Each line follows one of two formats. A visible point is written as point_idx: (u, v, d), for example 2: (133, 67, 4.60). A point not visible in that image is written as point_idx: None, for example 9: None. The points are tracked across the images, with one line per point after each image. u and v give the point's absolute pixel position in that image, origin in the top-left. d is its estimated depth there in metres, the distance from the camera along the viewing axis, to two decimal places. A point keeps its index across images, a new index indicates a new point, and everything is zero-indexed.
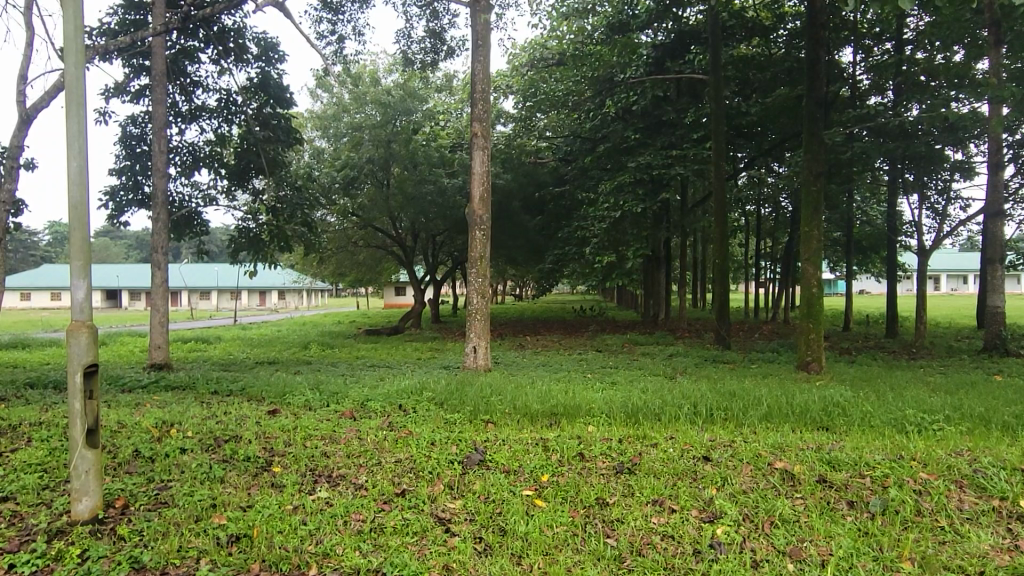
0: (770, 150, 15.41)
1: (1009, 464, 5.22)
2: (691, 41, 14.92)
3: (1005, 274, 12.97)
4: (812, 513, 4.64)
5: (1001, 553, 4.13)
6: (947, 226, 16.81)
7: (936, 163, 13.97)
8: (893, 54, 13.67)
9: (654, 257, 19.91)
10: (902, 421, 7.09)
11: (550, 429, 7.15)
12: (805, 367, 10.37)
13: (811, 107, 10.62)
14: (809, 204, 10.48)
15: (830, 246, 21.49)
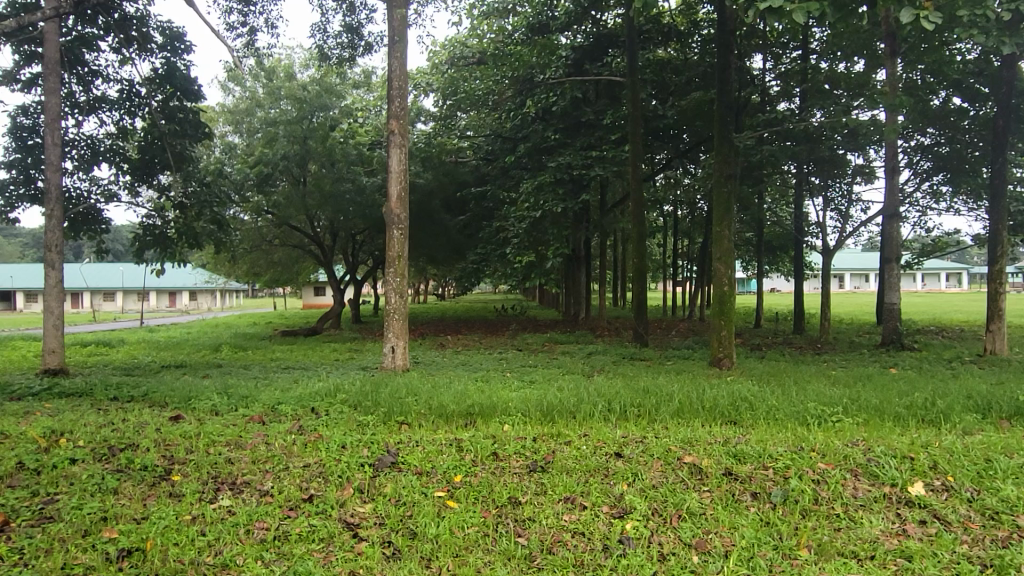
0: (686, 152, 15.80)
1: (899, 453, 5.49)
2: (609, 44, 15.21)
3: (901, 272, 13.69)
4: (717, 506, 4.76)
5: (890, 538, 4.36)
6: (850, 227, 17.69)
7: (838, 167, 14.68)
8: (800, 62, 14.22)
9: (575, 257, 20.10)
10: (805, 413, 7.38)
11: (465, 429, 7.11)
12: (717, 364, 10.69)
13: (722, 110, 10.94)
14: (721, 205, 10.81)
15: (742, 246, 22.23)
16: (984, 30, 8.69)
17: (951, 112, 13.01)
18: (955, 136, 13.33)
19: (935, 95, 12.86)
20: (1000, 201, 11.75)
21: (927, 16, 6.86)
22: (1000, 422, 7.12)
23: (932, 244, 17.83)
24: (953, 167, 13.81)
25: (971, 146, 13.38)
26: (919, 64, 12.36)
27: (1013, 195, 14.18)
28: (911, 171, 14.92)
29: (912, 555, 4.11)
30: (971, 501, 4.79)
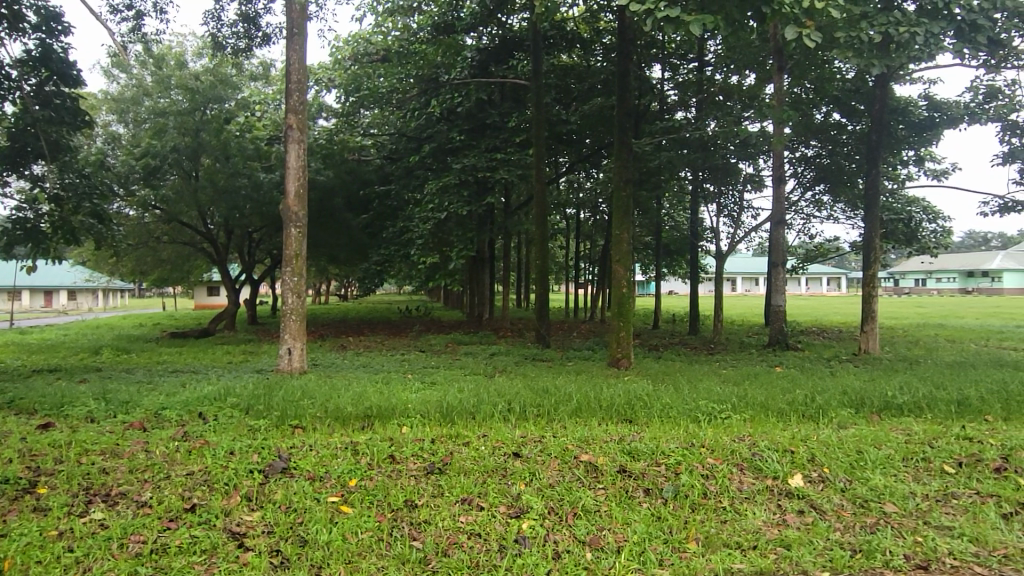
0: (588, 157, 16.13)
1: (781, 447, 5.77)
2: (514, 47, 15.32)
3: (786, 276, 14.47)
4: (611, 503, 4.84)
5: (772, 528, 4.57)
6: (741, 232, 18.58)
7: (730, 175, 15.37)
8: (696, 73, 14.77)
9: (479, 258, 20.13)
10: (696, 411, 7.66)
11: (362, 432, 6.95)
12: (616, 364, 10.94)
13: (622, 117, 11.22)
14: (620, 209, 11.09)
15: (641, 250, 22.93)
16: (859, 52, 9.30)
17: (832, 127, 13.86)
18: (835, 149, 14.21)
19: (819, 110, 13.67)
20: (874, 211, 12.62)
21: (810, 33, 7.23)
22: (871, 416, 7.63)
23: (814, 250, 18.96)
24: (833, 178, 14.72)
25: (849, 159, 14.31)
26: (804, 80, 13.09)
27: (885, 205, 15.27)
28: (796, 180, 15.80)
29: (791, 544, 4.32)
30: (845, 491, 5.09)
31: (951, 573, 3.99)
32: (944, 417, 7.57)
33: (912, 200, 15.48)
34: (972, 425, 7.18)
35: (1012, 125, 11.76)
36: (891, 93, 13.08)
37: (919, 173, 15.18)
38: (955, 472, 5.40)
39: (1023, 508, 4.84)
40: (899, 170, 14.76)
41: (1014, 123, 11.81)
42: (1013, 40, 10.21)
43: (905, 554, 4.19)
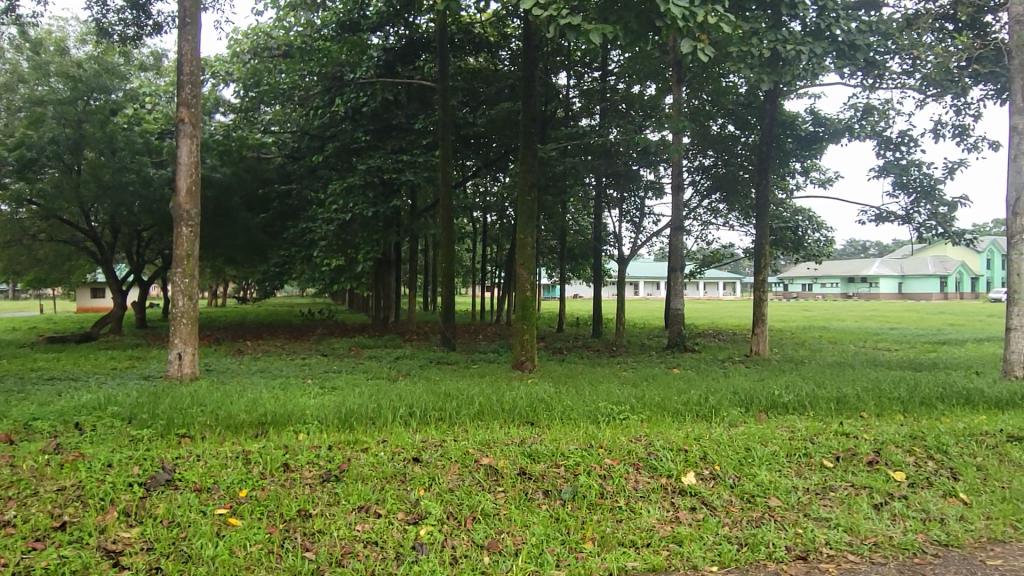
0: (494, 161, 16.19)
1: (675, 446, 5.95)
2: (421, 49, 15.22)
3: (684, 280, 15.00)
4: (510, 506, 4.84)
5: (665, 525, 4.69)
6: (642, 237, 19.13)
7: (632, 181, 15.79)
8: (600, 82, 15.10)
9: (385, 260, 19.82)
10: (595, 412, 7.79)
11: (256, 440, 6.67)
12: (519, 366, 11.01)
13: (527, 121, 11.33)
14: (524, 213, 11.19)
15: (547, 253, 23.23)
16: (750, 67, 9.76)
17: (727, 138, 14.47)
18: (730, 160, 14.86)
19: (715, 121, 14.25)
20: (764, 219, 13.27)
21: (703, 48, 7.45)
22: (759, 415, 8.00)
23: (711, 256, 19.76)
24: (727, 187, 15.37)
25: (742, 169, 14.98)
26: (701, 92, 13.62)
27: (775, 214, 16.09)
28: (694, 188, 16.41)
29: (682, 540, 4.46)
30: (733, 487, 5.30)
31: (827, 562, 4.22)
32: (824, 414, 8.03)
33: (799, 209, 16.37)
34: (849, 421, 7.65)
35: (887, 141, 12.64)
36: (781, 107, 13.80)
37: (806, 184, 16.08)
38: (832, 466, 5.72)
39: (891, 498, 5.19)
40: (788, 181, 15.57)
41: (888, 139, 12.70)
42: (886, 62, 11.00)
43: (786, 546, 4.40)
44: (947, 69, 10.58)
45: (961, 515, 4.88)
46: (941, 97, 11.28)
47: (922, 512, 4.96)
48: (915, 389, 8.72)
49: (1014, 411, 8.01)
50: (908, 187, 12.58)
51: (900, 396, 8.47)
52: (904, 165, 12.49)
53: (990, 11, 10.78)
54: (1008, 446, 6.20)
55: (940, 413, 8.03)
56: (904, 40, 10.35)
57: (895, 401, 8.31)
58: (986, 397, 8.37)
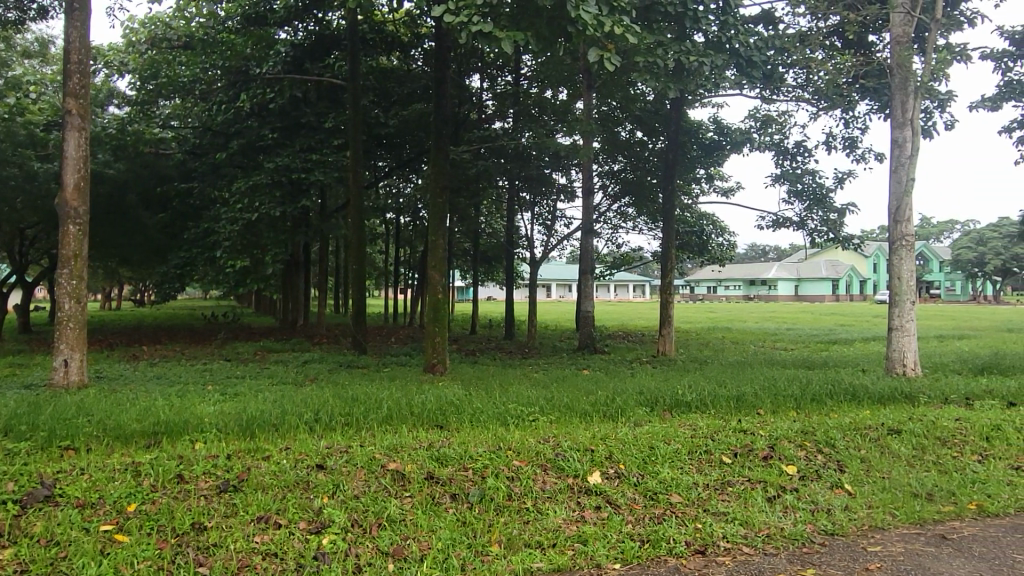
0: (407, 162, 16.01)
1: (582, 446, 6.04)
2: (331, 46, 14.89)
3: (594, 283, 15.28)
4: (417, 510, 4.78)
5: (570, 525, 4.75)
6: (553, 240, 19.36)
7: (544, 185, 15.96)
8: (513, 85, 15.19)
9: (293, 262, 19.25)
10: (505, 414, 7.82)
11: (148, 452, 6.32)
12: (431, 369, 10.92)
13: (438, 123, 11.24)
14: (435, 215, 11.10)
15: (460, 256, 23.18)
16: (657, 76, 10.04)
17: (636, 144, 14.85)
18: (638, 165, 15.25)
19: (624, 127, 14.59)
20: (670, 223, 13.68)
21: (612, 57, 7.58)
22: (664, 414, 8.23)
23: (620, 259, 20.22)
24: (636, 191, 15.76)
25: (650, 175, 15.40)
26: (611, 99, 13.92)
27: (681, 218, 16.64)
28: (604, 192, 16.74)
29: (587, 539, 4.52)
30: (638, 484, 5.42)
31: (724, 555, 4.37)
32: (724, 412, 8.35)
33: (704, 214, 16.96)
34: (746, 418, 7.98)
35: (783, 151, 13.27)
36: (686, 115, 14.28)
37: (709, 191, 16.69)
38: (730, 462, 5.95)
39: (784, 491, 5.44)
40: (693, 186, 16.12)
41: (784, 149, 13.35)
42: (782, 75, 11.56)
43: (686, 541, 4.53)
44: (837, 85, 11.22)
45: (846, 505, 5.17)
46: (832, 110, 11.95)
47: (811, 503, 5.21)
48: (806, 387, 9.19)
49: (894, 406, 8.56)
50: (802, 195, 13.27)
51: (794, 393, 8.90)
52: (799, 174, 13.15)
53: (875, 31, 11.51)
54: (889, 439, 6.61)
55: (830, 408, 8.48)
56: (798, 55, 10.93)
57: (790, 398, 8.73)
58: (870, 393, 8.91)
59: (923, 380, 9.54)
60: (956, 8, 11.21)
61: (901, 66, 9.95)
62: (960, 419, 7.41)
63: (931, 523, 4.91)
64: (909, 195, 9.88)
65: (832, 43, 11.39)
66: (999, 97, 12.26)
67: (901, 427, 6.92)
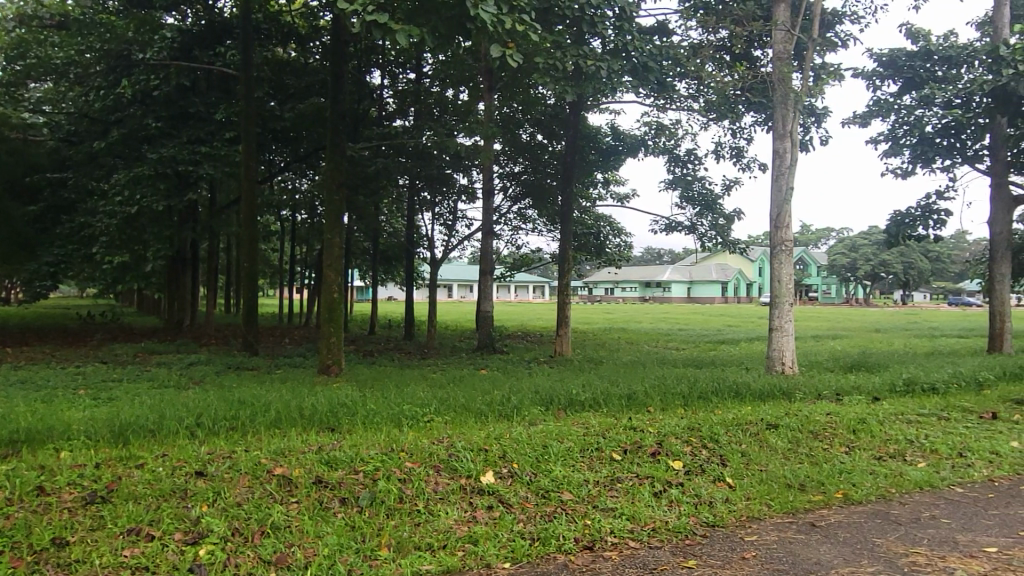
0: (303, 157, 15.50)
1: (475, 446, 6.03)
2: (223, 34, 14.22)
3: (494, 283, 15.33)
4: (302, 517, 4.61)
5: (461, 526, 4.72)
6: (454, 240, 19.29)
7: (445, 184, 15.87)
8: (415, 83, 15.01)
9: (179, 259, 18.26)
10: (399, 415, 7.70)
11: (5, 463, 5.80)
12: (325, 371, 10.63)
13: (335, 118, 10.91)
14: (332, 212, 10.77)
15: (359, 255, 22.70)
16: (556, 79, 10.15)
17: (536, 147, 15.01)
18: (538, 168, 15.43)
19: (525, 129, 14.72)
20: (568, 225, 13.91)
21: (512, 54, 7.53)
22: (558, 412, 8.34)
23: (520, 260, 20.38)
24: (536, 194, 15.93)
25: (549, 177, 15.62)
26: (512, 101, 14.00)
27: (579, 220, 16.95)
28: (504, 193, 16.83)
29: (477, 539, 4.51)
30: (529, 483, 5.46)
31: (611, 550, 4.46)
32: (616, 410, 8.55)
33: (601, 217, 17.33)
34: (637, 416, 8.20)
35: (675, 158, 13.77)
36: (585, 120, 14.58)
37: (606, 194, 17.09)
38: (621, 459, 6.09)
39: (670, 486, 5.61)
40: (591, 190, 16.46)
41: (677, 156, 13.84)
42: (675, 85, 11.98)
43: (575, 537, 4.60)
44: (726, 96, 11.74)
45: (726, 497, 5.39)
46: (721, 121, 12.51)
47: (695, 496, 5.41)
48: (694, 385, 9.55)
49: (773, 402, 9.03)
50: (693, 200, 13.81)
51: (682, 391, 9.23)
52: (690, 180, 13.67)
53: (760, 47, 12.16)
54: (767, 433, 6.96)
55: (715, 405, 8.86)
56: (689, 66, 11.38)
57: (678, 396, 9.05)
58: (752, 390, 9.36)
59: (799, 377, 10.12)
60: (831, 29, 11.97)
61: (782, 81, 10.53)
62: (831, 413, 7.91)
63: (801, 512, 5.20)
64: (788, 203, 10.46)
65: (721, 56, 11.91)
66: (869, 114, 13.17)
67: (778, 422, 7.31)
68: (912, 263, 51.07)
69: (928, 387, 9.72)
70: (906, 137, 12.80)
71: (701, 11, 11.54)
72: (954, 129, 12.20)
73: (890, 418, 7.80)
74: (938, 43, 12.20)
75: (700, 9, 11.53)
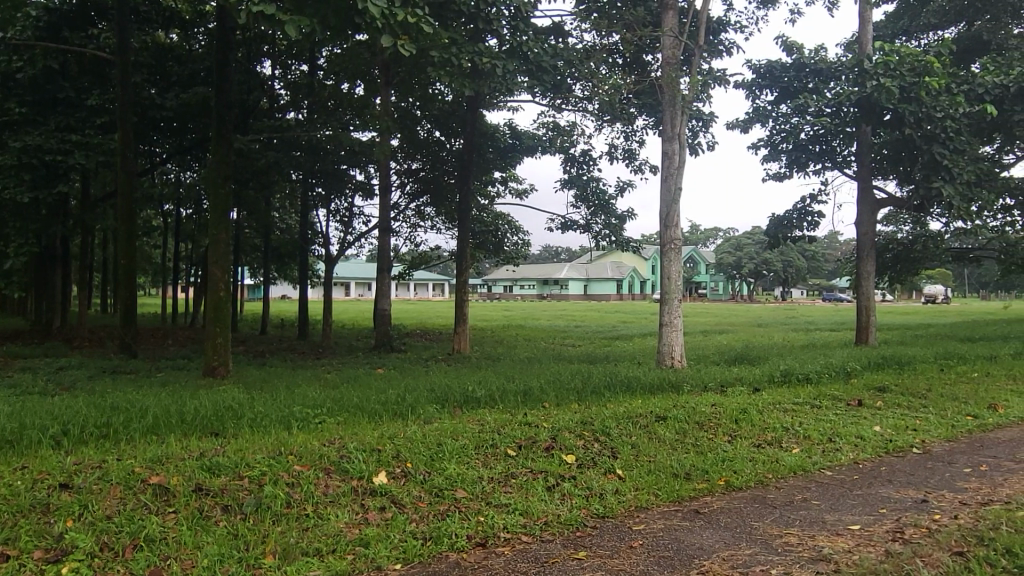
0: (188, 149, 14.70)
1: (368, 447, 5.90)
2: (96, 14, 13.26)
3: (391, 281, 15.08)
4: (180, 527, 4.35)
5: (352, 528, 4.59)
6: (350, 236, 18.84)
7: (340, 180, 15.47)
8: (308, 75, 14.57)
9: (48, 255, 16.90)
10: (289, 418, 7.43)
11: None
12: (211, 373, 10.10)
13: (221, 108, 10.40)
14: (218, 206, 10.26)
15: (248, 252, 21.79)
16: (452, 75, 10.08)
17: (433, 143, 14.90)
18: (436, 164, 15.32)
19: (422, 125, 14.57)
20: (466, 223, 13.88)
21: (405, 46, 7.41)
22: (454, 410, 8.29)
23: (418, 257, 20.17)
24: (433, 191, 15.82)
25: (447, 175, 15.53)
26: (409, 96, 13.82)
27: (477, 218, 16.95)
28: (401, 190, 16.59)
29: (368, 542, 4.39)
30: (423, 483, 5.39)
31: (502, 546, 4.46)
32: (511, 406, 8.59)
33: (499, 215, 17.40)
34: (531, 411, 8.27)
35: (571, 158, 14.02)
36: (482, 118, 14.59)
37: (504, 192, 17.18)
38: (515, 454, 6.13)
39: (562, 479, 5.69)
40: (489, 187, 16.49)
41: (572, 156, 14.09)
42: (570, 86, 12.18)
43: (467, 535, 4.58)
44: (619, 99, 12.05)
45: (616, 489, 5.52)
46: (613, 123, 12.83)
47: (586, 489, 5.50)
48: (587, 380, 9.74)
49: (662, 394, 9.34)
50: (588, 199, 14.08)
51: (576, 387, 9.39)
52: (584, 180, 13.95)
53: (650, 52, 12.57)
54: (655, 425, 7.19)
55: (607, 399, 9.07)
56: (584, 67, 11.61)
57: (572, 391, 9.20)
58: (643, 384, 9.65)
59: (687, 370, 10.53)
60: (716, 36, 12.51)
61: (670, 85, 10.91)
62: (715, 404, 8.27)
63: (686, 500, 5.40)
64: (677, 203, 10.85)
65: (614, 59, 12.20)
66: (749, 120, 13.88)
67: (666, 415, 7.57)
68: (790, 262, 54.37)
69: (802, 377, 10.34)
70: (784, 143, 13.58)
71: (595, 15, 11.66)
72: (826, 136, 13.04)
73: (768, 407, 8.24)
74: (810, 56, 13.01)
75: (594, 13, 11.67)
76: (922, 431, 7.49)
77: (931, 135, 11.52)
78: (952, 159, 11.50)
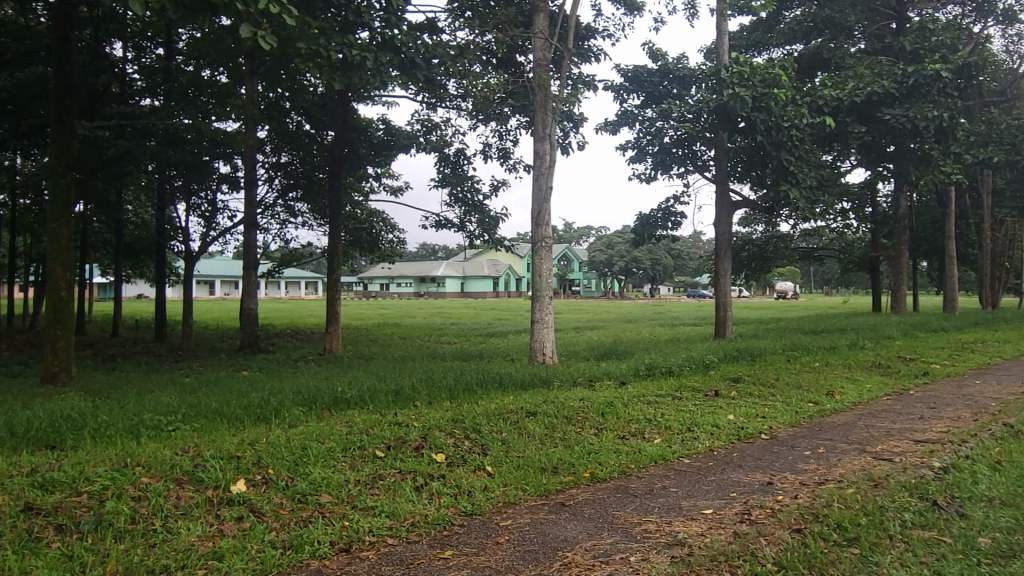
0: (24, 134, 13.37)
1: (227, 454, 5.59)
2: None
3: (257, 279, 14.41)
4: (3, 552, 3.92)
5: (205, 542, 4.32)
6: (212, 231, 17.83)
7: (201, 172, 14.60)
8: (164, 60, 13.64)
9: None
10: (139, 427, 6.92)
11: None
12: (50, 380, 9.19)
13: (60, 88, 9.49)
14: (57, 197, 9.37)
15: (97, 247, 20.13)
16: (320, 66, 9.74)
17: (303, 137, 14.38)
18: (306, 159, 14.77)
19: (291, 117, 14.02)
20: (337, 219, 13.48)
21: (265, 36, 7.03)
22: (322, 412, 8.02)
23: (288, 255, 19.40)
24: (303, 186, 15.26)
25: (317, 170, 15.02)
26: (276, 87, 13.25)
27: (350, 215, 16.51)
28: (268, 185, 15.89)
29: (223, 555, 4.14)
30: (285, 489, 5.16)
31: (367, 550, 4.35)
32: (382, 406, 8.41)
33: (373, 212, 17.02)
34: (403, 411, 8.15)
35: (445, 156, 13.95)
36: (354, 112, 14.23)
37: (378, 188, 16.84)
38: (383, 455, 6.01)
39: (431, 479, 5.63)
40: (362, 183, 16.12)
41: (446, 154, 14.03)
42: (443, 83, 12.10)
43: (331, 540, 4.43)
44: (492, 97, 12.11)
45: (484, 486, 5.53)
46: (487, 121, 12.88)
47: (454, 487, 5.48)
48: (459, 378, 9.73)
49: (533, 390, 9.48)
50: (462, 198, 14.07)
51: (448, 384, 9.36)
52: (459, 178, 13.93)
53: (521, 52, 12.74)
54: (524, 421, 7.27)
55: (479, 396, 9.10)
56: (457, 64, 11.56)
57: (444, 389, 9.16)
58: (514, 380, 9.76)
59: (558, 366, 10.75)
60: (585, 42, 12.87)
61: (541, 86, 11.06)
62: (583, 399, 8.48)
63: (553, 493, 5.50)
64: (548, 202, 11.04)
65: (486, 58, 12.25)
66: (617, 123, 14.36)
67: (536, 410, 7.68)
68: (658, 260, 56.90)
69: (665, 370, 10.81)
70: (649, 145, 14.15)
71: (468, 13, 11.72)
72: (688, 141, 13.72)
73: (632, 400, 8.56)
74: (673, 64, 13.63)
75: (467, 12, 11.72)
76: (770, 418, 8.03)
77: (780, 143, 12.39)
78: (798, 166, 12.43)
